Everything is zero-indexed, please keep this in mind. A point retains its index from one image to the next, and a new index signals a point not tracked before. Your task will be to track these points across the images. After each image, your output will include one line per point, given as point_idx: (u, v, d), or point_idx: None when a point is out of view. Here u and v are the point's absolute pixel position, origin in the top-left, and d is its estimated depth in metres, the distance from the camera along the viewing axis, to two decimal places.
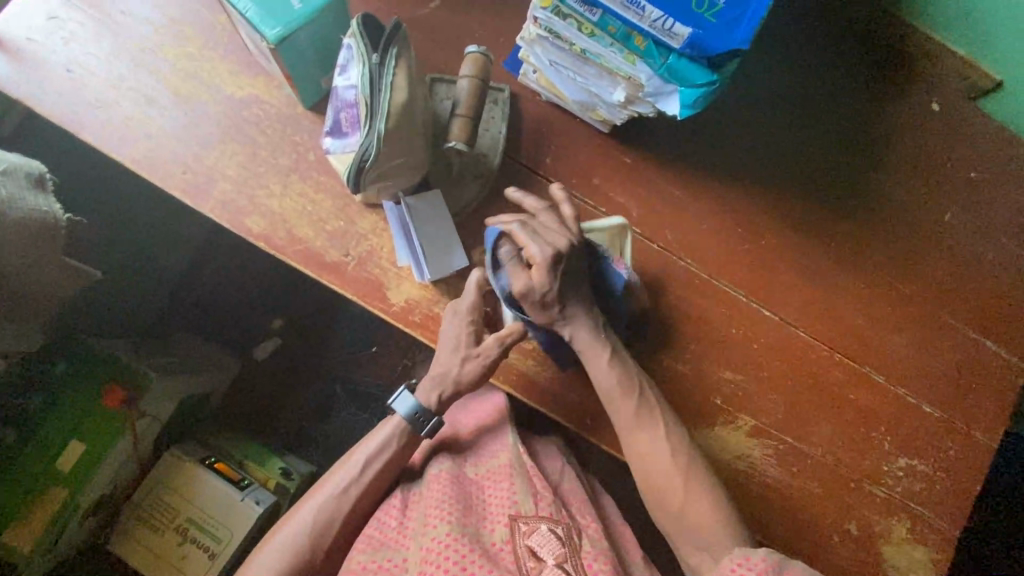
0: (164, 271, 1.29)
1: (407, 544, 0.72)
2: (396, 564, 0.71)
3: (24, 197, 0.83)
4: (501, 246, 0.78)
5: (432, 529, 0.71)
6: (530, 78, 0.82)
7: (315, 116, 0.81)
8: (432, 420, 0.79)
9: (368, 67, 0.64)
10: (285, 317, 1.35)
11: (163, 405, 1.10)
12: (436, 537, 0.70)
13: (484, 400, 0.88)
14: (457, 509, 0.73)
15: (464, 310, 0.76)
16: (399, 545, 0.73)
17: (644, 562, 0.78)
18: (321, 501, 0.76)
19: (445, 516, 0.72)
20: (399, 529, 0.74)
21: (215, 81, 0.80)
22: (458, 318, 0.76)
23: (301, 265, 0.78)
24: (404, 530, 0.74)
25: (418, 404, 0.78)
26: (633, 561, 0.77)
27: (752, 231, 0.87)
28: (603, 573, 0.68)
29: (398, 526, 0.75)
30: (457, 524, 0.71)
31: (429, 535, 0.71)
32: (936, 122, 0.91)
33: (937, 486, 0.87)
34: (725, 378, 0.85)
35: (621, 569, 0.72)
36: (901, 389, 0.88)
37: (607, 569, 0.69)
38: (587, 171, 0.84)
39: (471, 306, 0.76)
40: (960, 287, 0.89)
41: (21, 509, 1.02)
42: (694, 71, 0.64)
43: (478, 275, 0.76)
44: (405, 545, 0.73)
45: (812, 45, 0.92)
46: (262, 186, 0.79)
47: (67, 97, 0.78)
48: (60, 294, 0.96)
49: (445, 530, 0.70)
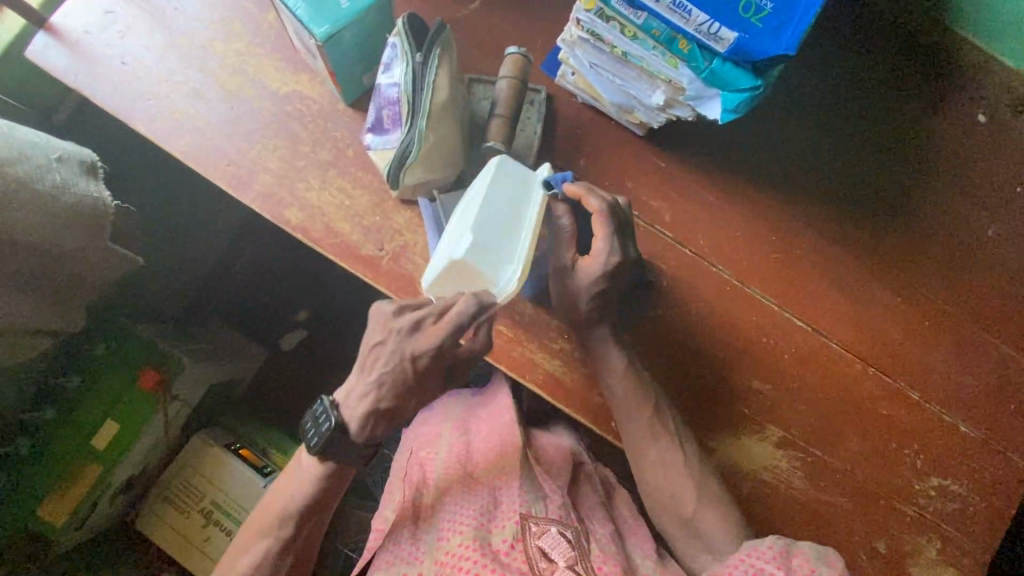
0: (198, 259, 1.32)
1: (421, 559, 0.74)
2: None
3: (76, 183, 0.86)
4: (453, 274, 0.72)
5: (445, 544, 0.74)
6: (567, 79, 0.83)
7: (355, 113, 0.83)
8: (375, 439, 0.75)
9: (411, 67, 0.66)
10: (314, 308, 1.38)
11: (196, 388, 1.13)
12: (448, 551, 0.73)
13: (494, 405, 0.88)
14: (469, 517, 0.76)
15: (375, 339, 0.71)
16: (413, 559, 0.75)
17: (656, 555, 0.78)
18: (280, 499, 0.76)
19: (458, 527, 0.75)
20: (412, 541, 0.76)
21: (260, 77, 0.83)
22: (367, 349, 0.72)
23: (337, 257, 0.79)
24: (417, 543, 0.76)
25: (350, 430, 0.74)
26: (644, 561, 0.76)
27: (785, 239, 0.86)
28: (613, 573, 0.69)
29: (411, 538, 0.77)
30: (468, 532, 0.74)
31: (443, 549, 0.74)
32: (982, 133, 0.89)
33: (971, 507, 0.84)
34: (754, 387, 0.84)
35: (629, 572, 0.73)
36: (936, 407, 0.86)
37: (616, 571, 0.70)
38: (620, 174, 0.84)
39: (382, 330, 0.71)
40: (1001, 304, 0.87)
41: (59, 483, 1.06)
42: (738, 75, 0.63)
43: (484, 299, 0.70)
44: (419, 558, 0.75)
45: (854, 51, 0.91)
46: (303, 180, 0.81)
47: (122, 89, 0.81)
48: (105, 277, 0.99)
49: (458, 542, 0.73)
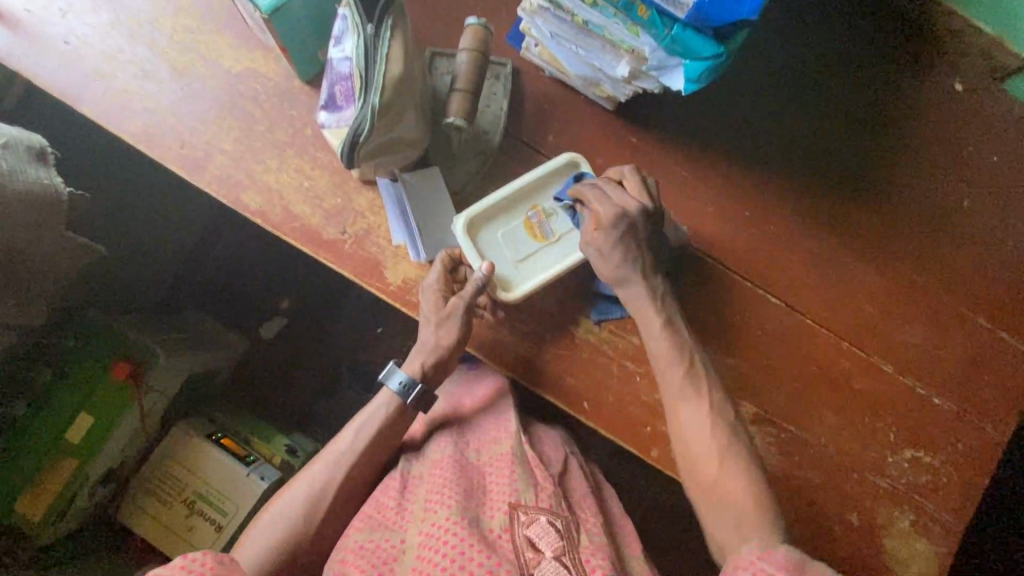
0: (166, 248, 1.29)
1: (406, 528, 0.71)
2: (393, 545, 0.70)
3: (24, 169, 0.83)
4: (457, 217, 0.78)
5: (432, 514, 0.69)
6: (532, 52, 0.80)
7: (312, 90, 0.79)
8: (417, 386, 0.78)
9: (363, 38, 0.62)
10: (289, 296, 1.35)
11: (170, 380, 1.10)
12: (435, 522, 0.68)
13: (485, 381, 0.89)
14: (458, 494, 0.72)
15: (432, 279, 0.76)
16: (396, 527, 0.72)
17: (645, 557, 0.75)
18: (313, 476, 0.75)
19: (446, 500, 0.70)
20: (398, 510, 0.73)
21: (212, 54, 0.79)
22: (427, 291, 0.76)
23: (299, 242, 0.77)
24: (403, 512, 0.73)
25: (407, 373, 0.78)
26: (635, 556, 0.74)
27: (758, 214, 0.85)
28: (602, 568, 0.66)
29: (396, 508, 0.74)
30: (457, 508, 0.69)
31: (428, 520, 0.69)
32: (957, 104, 0.88)
33: (943, 479, 0.85)
34: (727, 364, 0.84)
35: (619, 565, 0.69)
36: (910, 380, 0.85)
37: (605, 559, 0.67)
38: (589, 151, 0.83)
39: (440, 280, 0.76)
40: (974, 277, 0.86)
41: (33, 478, 1.04)
42: (699, 43, 0.61)
43: (483, 265, 0.75)
44: (403, 527, 0.71)
45: (829, 20, 0.88)
46: (260, 162, 0.78)
47: (64, 69, 0.77)
48: (63, 267, 0.96)
49: (445, 515, 0.68)
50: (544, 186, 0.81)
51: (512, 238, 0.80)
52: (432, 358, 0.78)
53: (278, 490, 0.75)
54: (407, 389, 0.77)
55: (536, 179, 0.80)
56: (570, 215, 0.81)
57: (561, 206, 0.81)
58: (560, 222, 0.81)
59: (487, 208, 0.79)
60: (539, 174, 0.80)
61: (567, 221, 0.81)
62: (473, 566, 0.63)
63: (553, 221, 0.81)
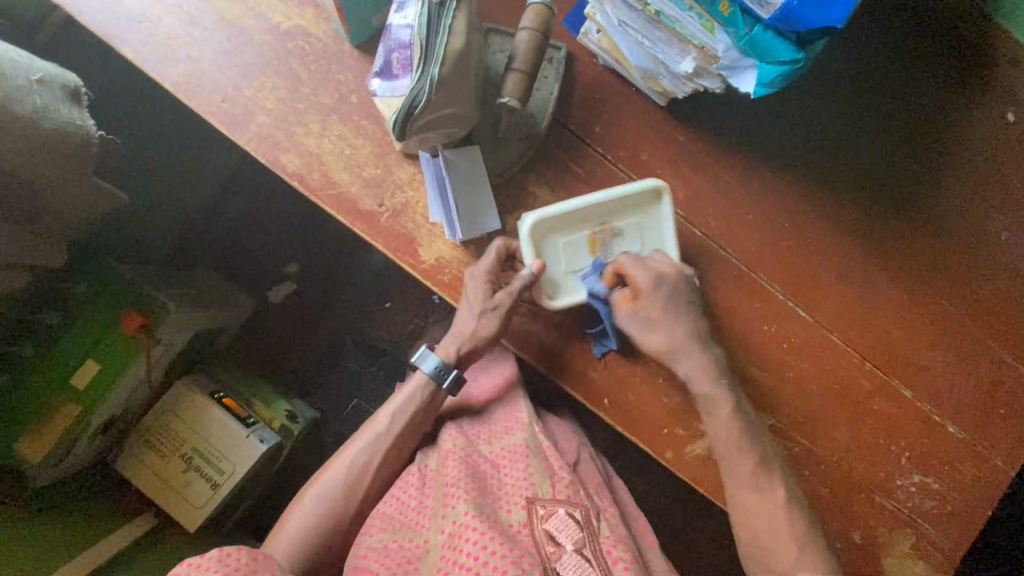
0: (183, 202, 1.27)
1: (426, 526, 0.70)
2: (415, 544, 0.69)
3: (58, 108, 0.81)
4: (527, 216, 0.76)
5: (450, 510, 0.68)
6: (591, 38, 0.78)
7: (361, 55, 0.77)
8: (452, 371, 0.79)
9: (427, 6, 0.61)
10: (304, 261, 1.33)
11: (180, 334, 1.08)
12: (454, 519, 0.67)
13: (499, 370, 0.88)
14: (473, 488, 0.71)
15: (479, 268, 0.76)
16: (418, 526, 0.71)
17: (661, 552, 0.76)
18: (340, 467, 0.77)
19: (461, 494, 0.69)
20: (417, 508, 0.73)
21: (261, 7, 0.77)
22: (476, 276, 0.76)
23: (335, 210, 0.76)
24: (421, 509, 0.73)
25: (440, 360, 0.79)
26: (651, 554, 0.75)
27: (796, 226, 0.84)
28: (623, 561, 0.67)
29: (416, 504, 0.74)
30: (473, 502, 0.69)
31: (448, 517, 0.68)
32: (1013, 135, 0.85)
33: (949, 506, 0.85)
34: (748, 373, 0.84)
35: (638, 557, 0.70)
36: (928, 406, 0.85)
37: (627, 551, 0.68)
38: (636, 145, 0.82)
39: (490, 268, 0.76)
40: (1004, 309, 0.85)
41: (32, 422, 1.01)
42: (778, 46, 0.60)
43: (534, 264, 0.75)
44: (423, 526, 0.71)
45: (890, 32, 0.86)
46: (302, 125, 0.76)
47: (110, 9, 0.75)
48: (83, 210, 0.94)
49: (464, 510, 0.67)
50: (620, 206, 0.80)
51: (571, 247, 0.80)
52: (463, 345, 0.79)
53: (307, 482, 0.78)
54: (441, 372, 0.79)
55: (621, 195, 0.78)
56: (636, 241, 0.81)
57: (631, 229, 0.80)
58: (624, 244, 0.81)
59: (559, 212, 0.77)
60: (626, 192, 0.78)
61: (631, 246, 0.81)
62: (497, 561, 0.63)
63: (617, 241, 0.81)
